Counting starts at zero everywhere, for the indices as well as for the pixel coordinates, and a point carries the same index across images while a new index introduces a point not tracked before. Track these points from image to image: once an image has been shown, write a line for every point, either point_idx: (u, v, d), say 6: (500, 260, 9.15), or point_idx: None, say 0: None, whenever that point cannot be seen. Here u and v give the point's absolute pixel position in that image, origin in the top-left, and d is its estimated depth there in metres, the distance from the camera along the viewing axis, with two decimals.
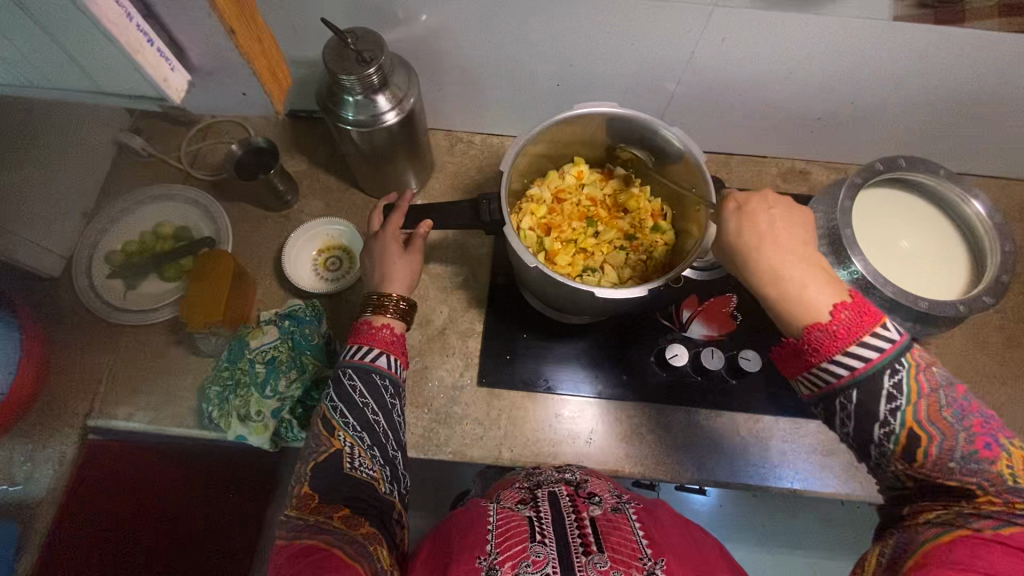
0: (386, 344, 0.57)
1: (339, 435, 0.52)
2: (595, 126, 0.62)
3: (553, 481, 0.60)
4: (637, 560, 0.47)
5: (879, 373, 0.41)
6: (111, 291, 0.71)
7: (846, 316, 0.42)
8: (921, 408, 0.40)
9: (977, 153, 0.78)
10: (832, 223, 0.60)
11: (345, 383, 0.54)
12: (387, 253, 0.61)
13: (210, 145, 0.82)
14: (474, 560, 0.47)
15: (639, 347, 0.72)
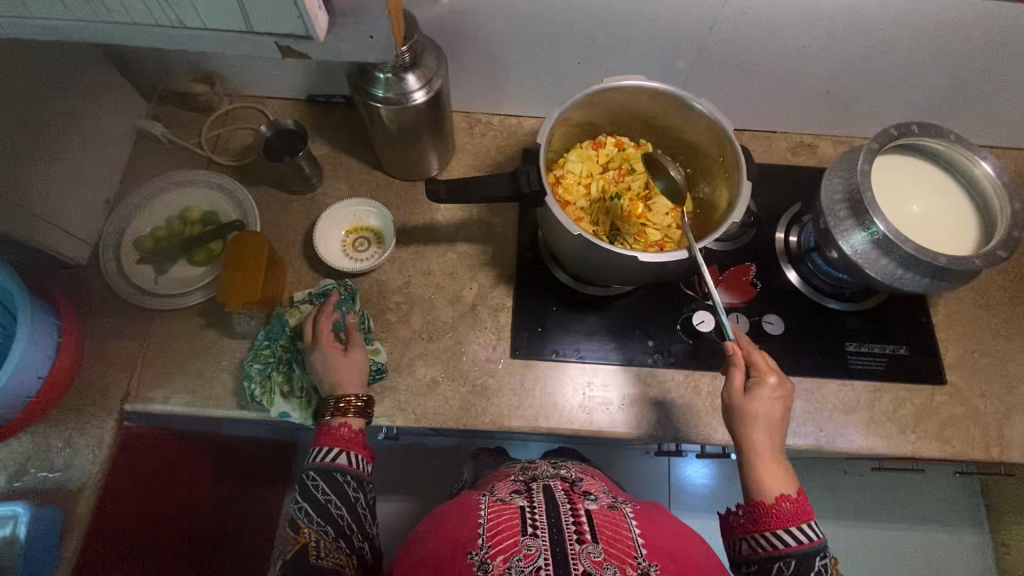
0: (346, 442, 0.63)
1: (305, 532, 0.59)
2: (616, 99, 0.65)
3: (548, 476, 0.71)
4: (631, 555, 0.55)
5: (810, 554, 0.55)
6: (139, 275, 0.70)
7: (785, 506, 0.57)
8: (776, 516, 0.56)
9: (976, 123, 0.81)
10: (851, 187, 0.63)
11: (309, 486, 0.61)
12: (328, 362, 0.64)
13: (229, 132, 0.83)
14: (469, 555, 0.55)
15: (665, 316, 0.74)
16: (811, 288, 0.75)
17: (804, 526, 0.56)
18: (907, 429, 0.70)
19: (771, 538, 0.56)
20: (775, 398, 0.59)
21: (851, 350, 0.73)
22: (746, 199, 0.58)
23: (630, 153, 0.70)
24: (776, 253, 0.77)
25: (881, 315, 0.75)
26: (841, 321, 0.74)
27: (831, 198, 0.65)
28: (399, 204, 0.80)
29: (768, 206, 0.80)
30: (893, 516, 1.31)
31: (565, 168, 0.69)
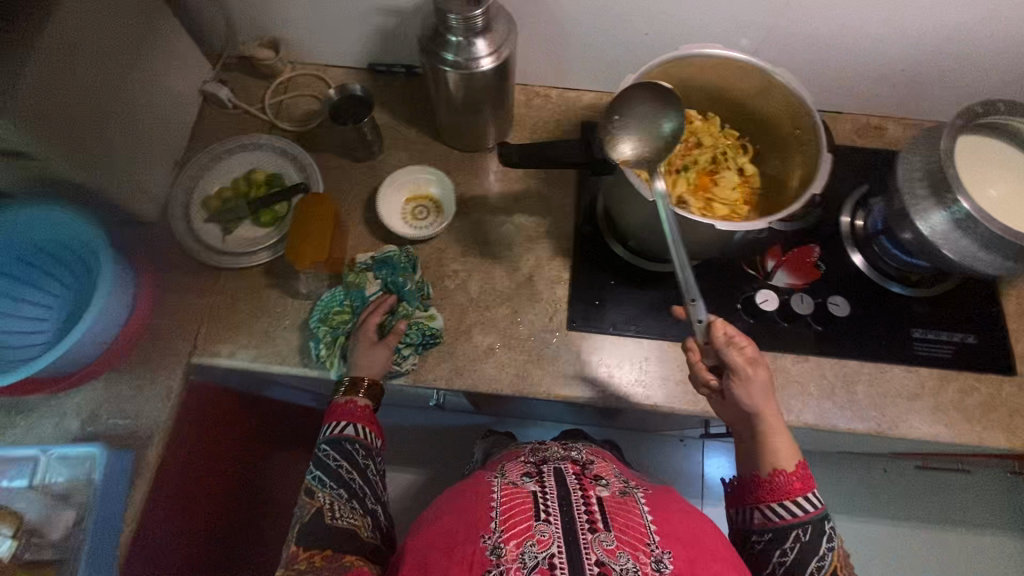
0: (354, 416, 0.65)
1: (319, 495, 0.60)
2: (692, 69, 0.63)
3: (559, 458, 0.69)
4: (643, 542, 0.55)
5: (812, 519, 0.56)
6: (208, 234, 0.73)
7: (788, 479, 0.57)
8: (784, 487, 0.57)
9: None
10: (932, 165, 0.61)
11: (320, 457, 0.63)
12: (361, 343, 0.67)
13: (292, 98, 0.83)
14: (480, 540, 0.55)
15: (725, 295, 0.73)
16: (878, 272, 0.74)
17: (810, 496, 0.57)
18: (975, 418, 0.68)
19: (778, 509, 0.57)
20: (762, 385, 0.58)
21: (917, 337, 0.71)
22: (827, 174, 0.56)
23: (699, 126, 0.70)
24: (841, 236, 0.76)
25: (951, 301, 0.73)
26: (907, 306, 0.72)
27: (909, 176, 0.64)
28: (457, 173, 0.80)
29: (833, 188, 0.78)
30: (941, 518, 1.26)
31: None
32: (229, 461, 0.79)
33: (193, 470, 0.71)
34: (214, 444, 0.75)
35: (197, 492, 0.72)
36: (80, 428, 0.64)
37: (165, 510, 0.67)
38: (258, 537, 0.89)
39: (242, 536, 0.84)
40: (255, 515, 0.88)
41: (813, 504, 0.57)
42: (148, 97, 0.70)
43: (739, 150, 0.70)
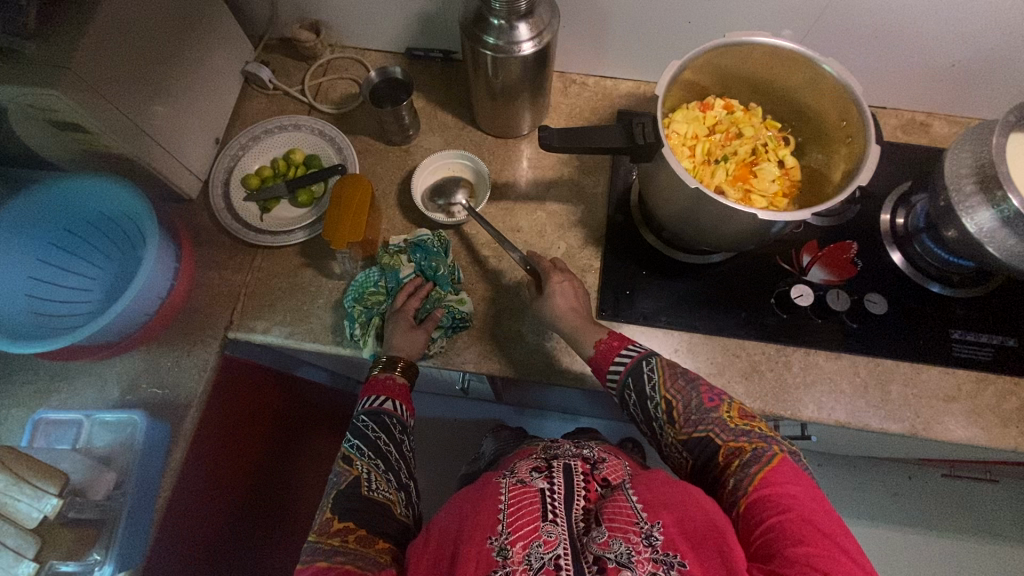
0: (393, 392, 0.65)
1: (356, 464, 0.60)
2: (735, 57, 0.62)
3: (569, 454, 0.65)
4: (633, 524, 0.51)
5: (643, 365, 0.61)
6: (246, 212, 0.74)
7: (606, 343, 0.63)
8: (609, 344, 0.63)
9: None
10: (982, 162, 0.60)
11: (360, 426, 0.63)
12: (397, 327, 0.67)
13: (330, 81, 0.83)
14: (487, 540, 0.51)
15: (758, 289, 0.72)
16: (917, 271, 0.72)
17: (623, 353, 0.62)
18: (1012, 423, 0.67)
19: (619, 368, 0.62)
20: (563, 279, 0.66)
21: (955, 338, 0.70)
22: (873, 167, 0.55)
23: (739, 116, 0.69)
24: (880, 233, 0.74)
25: (992, 304, 0.71)
26: (947, 306, 0.71)
27: (956, 172, 0.62)
28: (490, 160, 0.80)
29: (874, 184, 0.77)
30: (968, 528, 1.23)
31: (671, 128, 0.68)
32: (249, 440, 0.80)
33: (215, 446, 0.72)
34: (235, 422, 0.75)
35: (217, 468, 0.73)
36: (119, 396, 0.66)
37: (188, 484, 0.67)
38: (272, 519, 0.90)
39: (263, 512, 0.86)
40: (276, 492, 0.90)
41: (631, 354, 0.62)
42: (191, 77, 0.72)
43: (779, 142, 0.69)
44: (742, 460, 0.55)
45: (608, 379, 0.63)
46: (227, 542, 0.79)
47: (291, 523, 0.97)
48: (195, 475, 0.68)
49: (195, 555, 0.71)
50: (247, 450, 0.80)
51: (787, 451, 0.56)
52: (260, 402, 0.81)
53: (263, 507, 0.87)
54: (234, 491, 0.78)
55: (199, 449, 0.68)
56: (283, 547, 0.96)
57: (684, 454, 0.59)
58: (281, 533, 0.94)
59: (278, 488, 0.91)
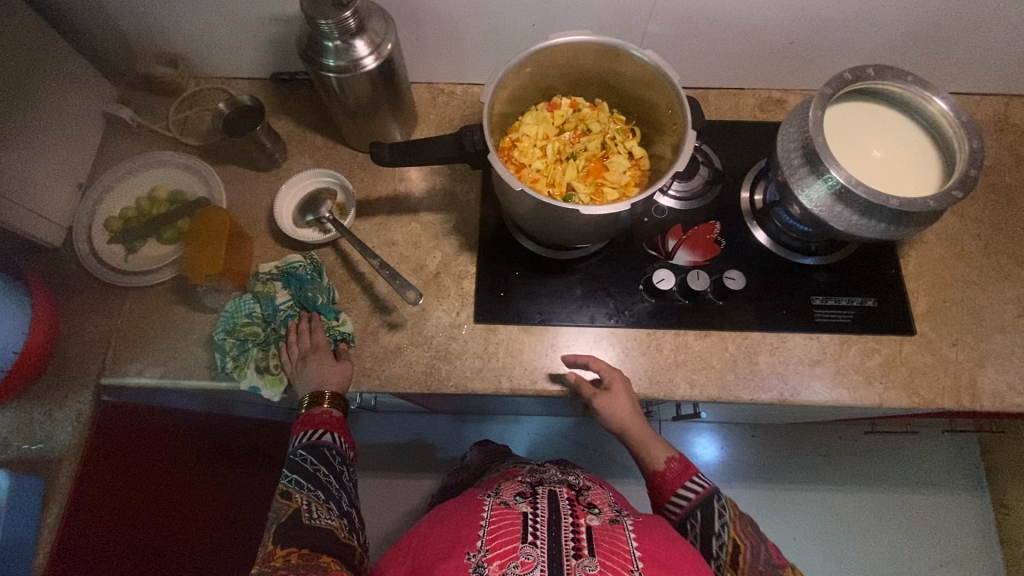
0: (329, 424, 0.66)
1: (296, 496, 0.61)
2: (565, 57, 0.64)
3: (555, 483, 0.72)
4: (625, 567, 0.55)
5: (711, 497, 0.65)
6: (111, 255, 0.73)
7: (678, 470, 0.68)
8: (670, 469, 0.68)
9: (939, 61, 0.81)
10: (806, 136, 0.62)
11: (297, 461, 0.64)
12: (319, 363, 0.66)
13: (197, 114, 0.83)
14: (465, 555, 0.56)
15: (627, 277, 0.74)
16: (781, 246, 0.75)
17: (698, 481, 0.67)
18: (876, 380, 0.69)
19: (680, 494, 0.66)
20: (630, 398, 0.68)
21: (817, 304, 0.72)
22: (690, 152, 0.57)
23: (585, 113, 0.71)
24: (742, 213, 0.77)
25: (850, 267, 0.74)
26: (807, 274, 0.74)
27: (787, 148, 0.65)
28: (361, 175, 0.80)
29: (733, 164, 0.80)
30: (892, 481, 1.30)
31: (520, 131, 0.70)
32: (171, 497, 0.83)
33: (131, 508, 0.75)
34: (151, 483, 0.79)
35: (136, 529, 0.76)
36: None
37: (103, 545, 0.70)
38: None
39: (189, 541, 0.88)
40: (199, 522, 0.91)
41: (699, 486, 0.66)
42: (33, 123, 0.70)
43: (627, 134, 0.71)
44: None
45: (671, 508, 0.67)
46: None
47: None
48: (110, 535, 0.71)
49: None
50: (169, 507, 0.83)
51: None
52: (173, 453, 0.84)
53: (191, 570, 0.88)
54: (157, 550, 0.80)
55: (113, 510, 0.71)
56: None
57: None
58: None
59: (206, 549, 0.93)
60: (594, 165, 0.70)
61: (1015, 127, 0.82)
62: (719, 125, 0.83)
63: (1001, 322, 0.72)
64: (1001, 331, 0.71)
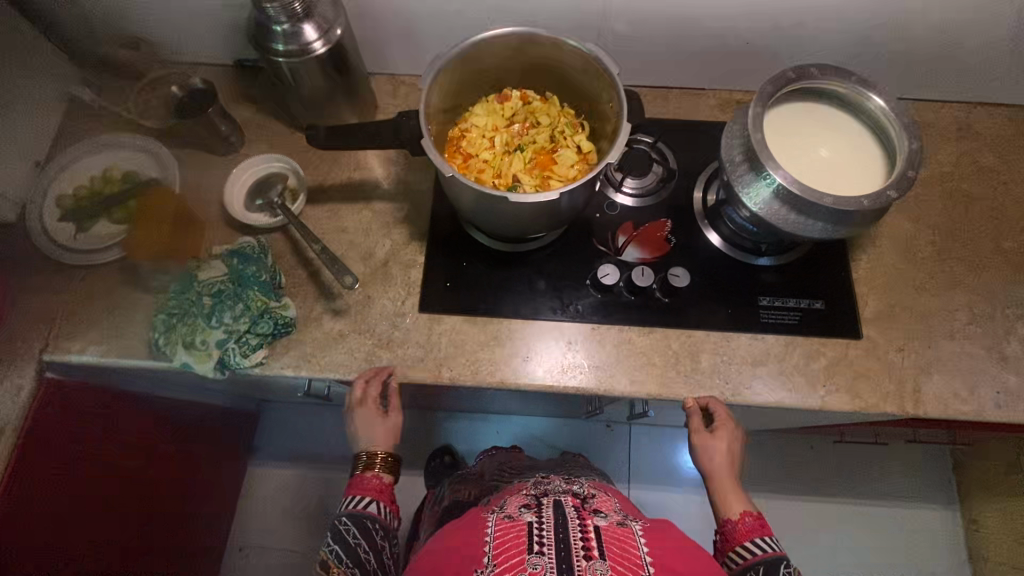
0: (376, 491, 0.70)
1: (333, 572, 0.64)
2: (510, 48, 0.65)
3: (561, 490, 0.72)
4: (638, 569, 0.56)
5: (779, 560, 0.62)
6: (61, 231, 0.67)
7: (752, 521, 0.66)
8: (735, 523, 0.66)
9: (897, 67, 0.81)
10: (746, 134, 0.62)
11: (342, 531, 0.66)
12: (369, 422, 0.69)
13: (156, 97, 0.83)
14: (473, 573, 0.56)
15: (575, 271, 0.74)
16: (733, 246, 0.74)
17: (762, 539, 0.65)
18: (819, 383, 0.69)
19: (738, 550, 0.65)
20: (734, 435, 0.68)
21: (763, 305, 0.72)
22: (624, 142, 0.57)
23: (535, 106, 0.71)
24: (695, 214, 0.77)
25: (799, 268, 0.74)
26: (755, 275, 0.73)
27: (730, 146, 0.64)
28: (317, 163, 0.80)
29: (688, 163, 0.80)
30: (862, 492, 1.29)
31: (470, 122, 0.70)
32: (114, 460, 0.86)
33: (74, 466, 0.78)
34: (96, 444, 0.81)
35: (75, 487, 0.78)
36: None
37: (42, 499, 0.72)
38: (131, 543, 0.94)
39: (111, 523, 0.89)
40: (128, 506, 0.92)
41: (769, 546, 0.64)
42: None
43: (576, 128, 0.71)
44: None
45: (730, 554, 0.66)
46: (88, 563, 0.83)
47: (151, 549, 1.00)
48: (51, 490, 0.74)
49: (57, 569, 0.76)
50: (112, 469, 0.86)
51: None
52: (111, 434, 0.85)
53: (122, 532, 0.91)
54: (95, 510, 0.83)
55: (56, 464, 0.74)
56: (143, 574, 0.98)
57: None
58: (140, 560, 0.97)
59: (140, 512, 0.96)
60: (541, 156, 0.70)
61: (974, 135, 0.82)
62: (675, 124, 0.83)
63: (949, 328, 0.71)
64: (949, 338, 0.71)
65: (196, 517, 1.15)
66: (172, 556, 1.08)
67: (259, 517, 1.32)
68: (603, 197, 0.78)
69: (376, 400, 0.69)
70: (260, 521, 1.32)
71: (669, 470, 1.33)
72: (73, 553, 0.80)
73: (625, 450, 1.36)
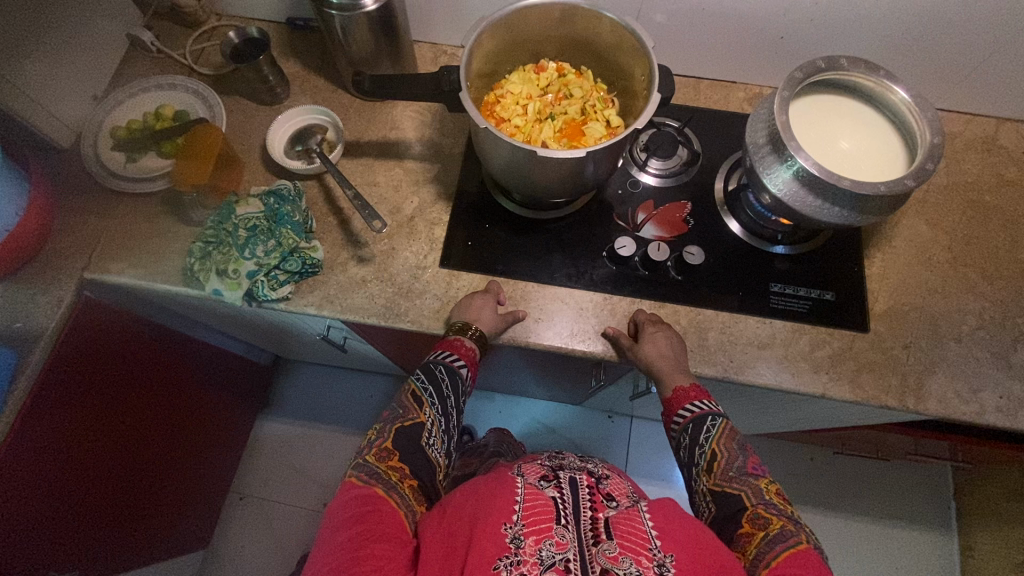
0: (471, 359, 0.69)
1: (426, 410, 0.68)
2: (551, 19, 0.68)
3: (574, 468, 0.74)
4: (646, 548, 0.56)
5: (705, 417, 0.66)
6: (112, 160, 0.77)
7: (684, 391, 0.66)
8: (677, 394, 0.66)
9: (928, 76, 0.82)
10: (772, 117, 0.64)
11: (438, 378, 0.69)
12: (476, 305, 0.70)
13: (212, 47, 0.88)
14: (502, 526, 0.56)
15: (593, 242, 0.76)
16: (750, 232, 0.76)
17: (695, 403, 0.66)
18: (822, 370, 0.70)
19: (677, 414, 0.67)
20: (659, 338, 0.68)
21: (774, 291, 0.73)
22: (653, 109, 0.59)
23: (569, 78, 0.74)
24: (716, 201, 0.78)
25: (813, 260, 0.75)
26: (769, 262, 0.75)
27: (755, 129, 0.66)
28: (355, 119, 0.84)
29: (712, 151, 0.82)
30: (858, 507, 1.28)
31: (505, 88, 0.73)
32: (122, 399, 0.88)
33: (79, 396, 0.79)
34: (110, 378, 0.84)
35: (72, 417, 0.78)
36: None
37: (46, 424, 0.74)
38: (120, 485, 0.93)
39: (123, 452, 0.92)
40: (138, 437, 0.95)
41: (697, 409, 0.66)
42: (66, 32, 0.76)
43: (606, 102, 0.74)
44: (768, 534, 0.57)
45: (673, 415, 0.67)
46: (70, 494, 0.83)
47: (140, 494, 0.99)
48: (56, 413, 0.75)
49: (36, 493, 0.76)
50: (119, 408, 0.88)
51: (812, 541, 0.57)
52: (131, 362, 0.87)
53: (115, 471, 0.91)
54: (99, 443, 0.85)
55: (67, 391, 0.76)
56: (129, 517, 0.98)
57: (710, 503, 0.63)
58: (129, 501, 0.97)
59: (136, 455, 0.96)
60: (568, 124, 0.72)
61: (1001, 148, 0.83)
62: (704, 113, 0.85)
63: (958, 332, 0.72)
64: (956, 341, 0.71)
65: (191, 469, 1.15)
66: (161, 505, 1.07)
67: (261, 469, 1.36)
68: (628, 175, 0.80)
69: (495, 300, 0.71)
70: (261, 475, 1.36)
71: (669, 466, 1.34)
72: (58, 482, 0.79)
73: (624, 440, 1.37)
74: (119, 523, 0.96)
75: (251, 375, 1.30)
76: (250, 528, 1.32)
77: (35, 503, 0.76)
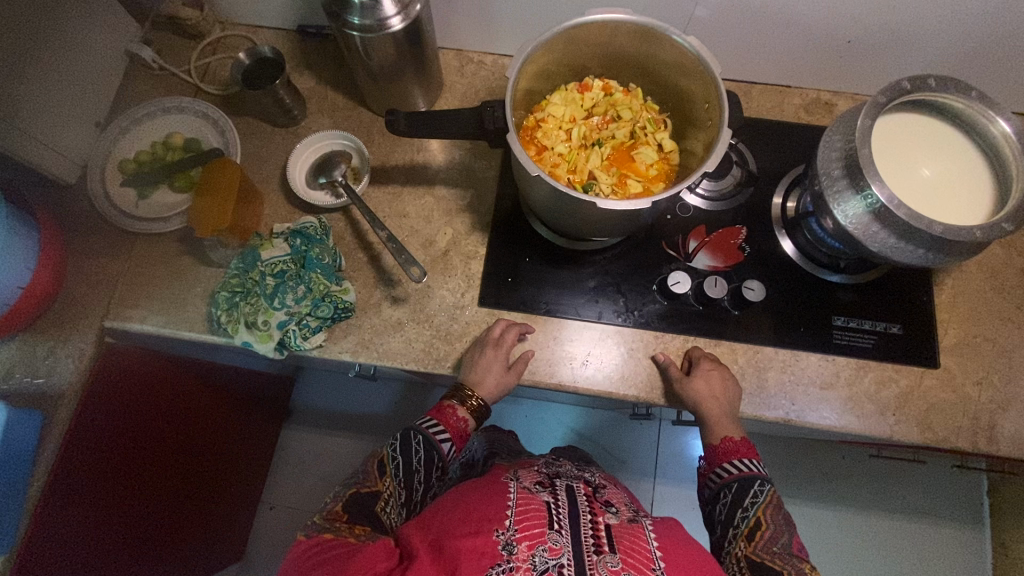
0: (456, 433, 0.68)
1: (385, 480, 0.65)
2: (601, 37, 0.61)
3: (572, 477, 0.71)
4: (648, 567, 0.54)
5: (754, 479, 0.63)
6: (123, 198, 0.72)
7: (733, 444, 0.64)
8: (725, 447, 0.64)
9: (1008, 80, 0.75)
10: (849, 147, 0.58)
11: (412, 447, 0.66)
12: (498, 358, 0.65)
13: (219, 61, 0.81)
14: (493, 532, 0.53)
15: (641, 276, 0.71)
16: (808, 259, 0.71)
17: (744, 461, 0.64)
18: (888, 411, 0.66)
19: (723, 467, 0.64)
20: (713, 379, 0.64)
21: (837, 325, 0.69)
22: (724, 149, 0.53)
23: (617, 98, 0.68)
24: (772, 223, 0.73)
25: (878, 290, 0.70)
26: (831, 293, 0.70)
27: (827, 157, 0.60)
28: (380, 141, 0.77)
29: (767, 169, 0.76)
30: (891, 506, 1.27)
31: (546, 111, 0.66)
32: (150, 433, 0.85)
33: (108, 443, 0.76)
34: (137, 417, 0.81)
35: (106, 460, 0.76)
36: None
37: (78, 477, 0.71)
38: (153, 517, 0.92)
39: (156, 481, 0.90)
40: (169, 465, 0.93)
41: (745, 468, 0.64)
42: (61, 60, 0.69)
43: (657, 124, 0.67)
44: None
45: (714, 468, 0.65)
46: (103, 542, 0.80)
47: (175, 518, 0.99)
48: (88, 464, 0.72)
49: (79, 537, 0.74)
50: (149, 441, 0.85)
51: None
52: (156, 397, 0.84)
53: (149, 501, 0.89)
54: (133, 479, 0.83)
55: (97, 440, 0.73)
56: (167, 540, 0.97)
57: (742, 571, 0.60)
58: (165, 527, 0.96)
59: (165, 489, 0.93)
60: (616, 150, 0.66)
61: None
62: (756, 125, 0.78)
63: None
64: None
65: (217, 491, 1.12)
66: (196, 525, 1.07)
67: (286, 478, 1.36)
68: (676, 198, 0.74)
69: (506, 354, 0.66)
70: (288, 485, 1.35)
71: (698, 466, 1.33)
72: (93, 531, 0.77)
73: (652, 440, 1.36)
74: (157, 550, 0.95)
75: (274, 387, 1.27)
76: (279, 538, 1.33)
77: (78, 546, 0.75)
